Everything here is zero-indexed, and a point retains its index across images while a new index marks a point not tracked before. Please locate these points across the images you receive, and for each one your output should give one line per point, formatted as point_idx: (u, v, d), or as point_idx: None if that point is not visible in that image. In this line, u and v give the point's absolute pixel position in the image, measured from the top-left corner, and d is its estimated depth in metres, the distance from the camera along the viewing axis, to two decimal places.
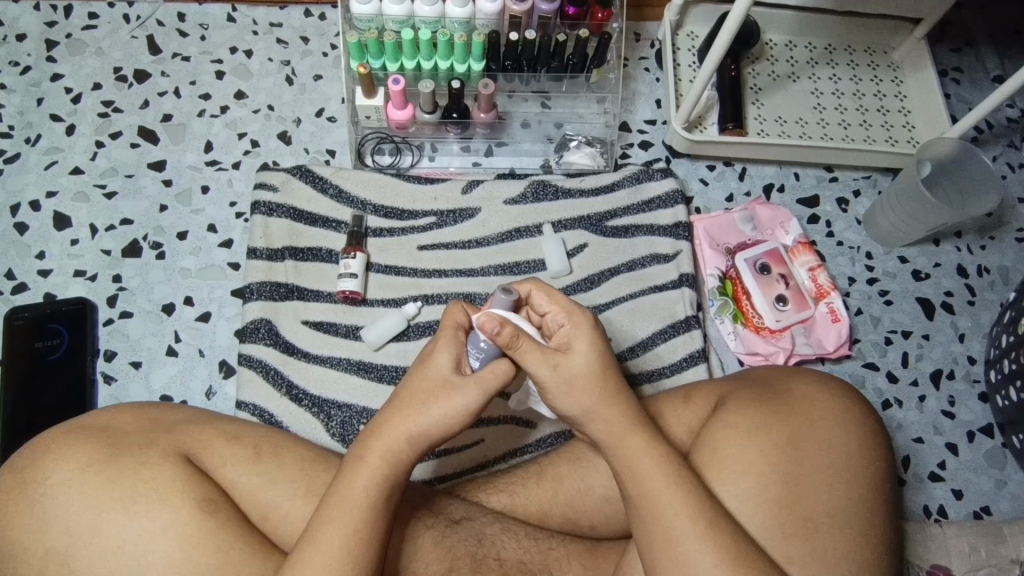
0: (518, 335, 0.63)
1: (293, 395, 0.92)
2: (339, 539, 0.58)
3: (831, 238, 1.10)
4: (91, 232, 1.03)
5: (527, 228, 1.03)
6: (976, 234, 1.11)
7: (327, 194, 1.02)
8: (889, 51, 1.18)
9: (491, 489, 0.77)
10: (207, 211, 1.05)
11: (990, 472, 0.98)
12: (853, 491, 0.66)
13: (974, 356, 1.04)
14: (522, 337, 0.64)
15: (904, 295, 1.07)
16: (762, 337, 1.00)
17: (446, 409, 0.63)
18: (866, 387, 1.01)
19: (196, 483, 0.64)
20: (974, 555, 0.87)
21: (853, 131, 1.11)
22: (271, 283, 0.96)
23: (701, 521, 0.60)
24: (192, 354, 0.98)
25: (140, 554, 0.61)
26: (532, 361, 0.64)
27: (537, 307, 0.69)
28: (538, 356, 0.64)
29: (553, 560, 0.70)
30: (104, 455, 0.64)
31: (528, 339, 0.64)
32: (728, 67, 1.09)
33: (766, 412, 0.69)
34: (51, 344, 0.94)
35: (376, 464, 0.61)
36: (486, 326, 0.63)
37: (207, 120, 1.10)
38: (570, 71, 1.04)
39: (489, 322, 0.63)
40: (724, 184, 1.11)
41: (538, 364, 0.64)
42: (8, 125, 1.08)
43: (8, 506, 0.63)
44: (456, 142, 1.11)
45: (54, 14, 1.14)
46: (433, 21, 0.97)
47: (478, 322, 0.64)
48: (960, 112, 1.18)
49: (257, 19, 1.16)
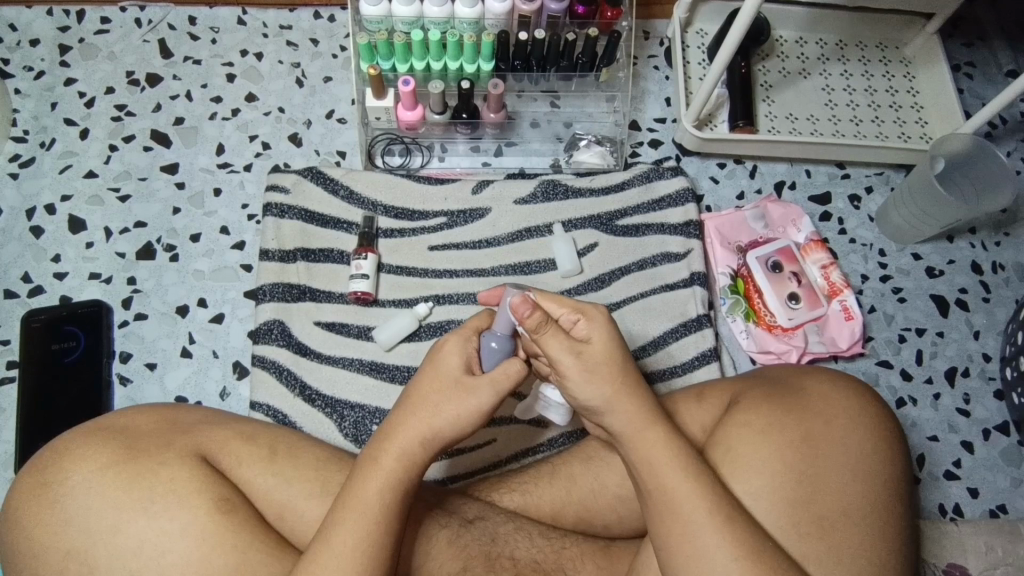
0: (548, 320, 0.65)
1: (306, 395, 0.93)
2: (353, 538, 0.58)
3: (844, 235, 1.09)
4: (105, 235, 1.04)
5: (537, 228, 1.03)
6: (990, 230, 1.10)
7: (337, 195, 1.03)
8: (900, 47, 1.17)
9: (504, 489, 0.78)
10: (220, 213, 1.06)
11: (1006, 471, 0.97)
12: (869, 490, 0.65)
13: (989, 354, 1.03)
14: (550, 324, 0.65)
15: (918, 293, 1.06)
16: (774, 335, 1.00)
17: (457, 407, 0.63)
18: (881, 385, 1.01)
19: (213, 483, 0.65)
20: (991, 554, 0.87)
21: (865, 128, 1.10)
22: (284, 284, 0.97)
23: (719, 515, 0.59)
24: (206, 355, 0.98)
25: (158, 553, 0.62)
26: (556, 345, 0.64)
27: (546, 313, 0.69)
28: (562, 343, 0.64)
29: (567, 559, 0.70)
30: (122, 456, 0.65)
31: (553, 329, 0.65)
32: (739, 64, 1.09)
33: (780, 410, 0.69)
34: (68, 346, 0.95)
35: (388, 464, 0.61)
36: (518, 308, 0.64)
37: (219, 123, 1.11)
38: (579, 70, 1.04)
39: (521, 305, 0.64)
40: (735, 181, 1.11)
41: (562, 348, 0.64)
42: (23, 130, 1.09)
43: (29, 508, 0.63)
44: (465, 143, 1.11)
45: (67, 19, 1.15)
46: (443, 22, 0.98)
47: (511, 303, 0.65)
48: (973, 107, 1.17)
49: (267, 21, 1.17)
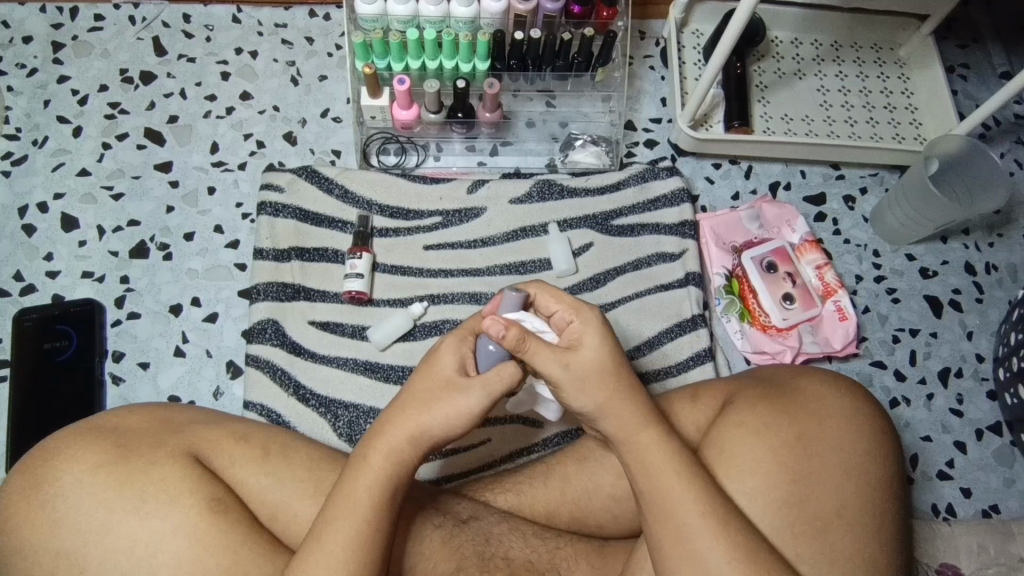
0: (525, 336, 0.63)
1: (300, 394, 0.92)
2: (341, 537, 0.58)
3: (838, 235, 1.09)
4: (98, 234, 1.04)
5: (532, 227, 1.03)
6: (983, 231, 1.11)
7: (332, 194, 1.02)
8: (895, 48, 1.17)
9: (498, 489, 0.78)
10: (214, 212, 1.05)
11: (999, 471, 0.98)
12: (862, 490, 0.65)
13: (982, 354, 1.04)
14: (530, 338, 0.63)
15: (912, 293, 1.07)
16: (768, 335, 1.00)
17: (448, 407, 0.63)
18: (874, 386, 1.01)
19: (205, 484, 0.65)
20: (983, 553, 0.87)
21: (859, 129, 1.11)
22: (277, 283, 0.96)
23: (712, 517, 0.59)
24: (199, 355, 0.98)
25: (150, 554, 0.61)
26: (543, 361, 0.64)
27: (545, 309, 0.69)
28: (548, 356, 0.64)
29: (561, 559, 0.70)
30: (114, 456, 0.65)
31: (534, 339, 0.64)
32: (734, 64, 1.09)
33: (774, 410, 0.69)
34: (61, 345, 0.95)
35: (377, 463, 0.61)
36: (491, 330, 0.62)
37: (213, 121, 1.10)
38: (575, 70, 1.04)
39: (494, 326, 0.62)
40: (730, 182, 1.11)
41: (548, 362, 0.64)
42: (15, 127, 1.08)
43: (19, 508, 0.63)
44: (461, 142, 1.11)
45: (61, 16, 1.14)
46: (438, 21, 0.98)
47: (482, 326, 0.63)
48: (967, 108, 1.18)
49: (262, 19, 1.16)
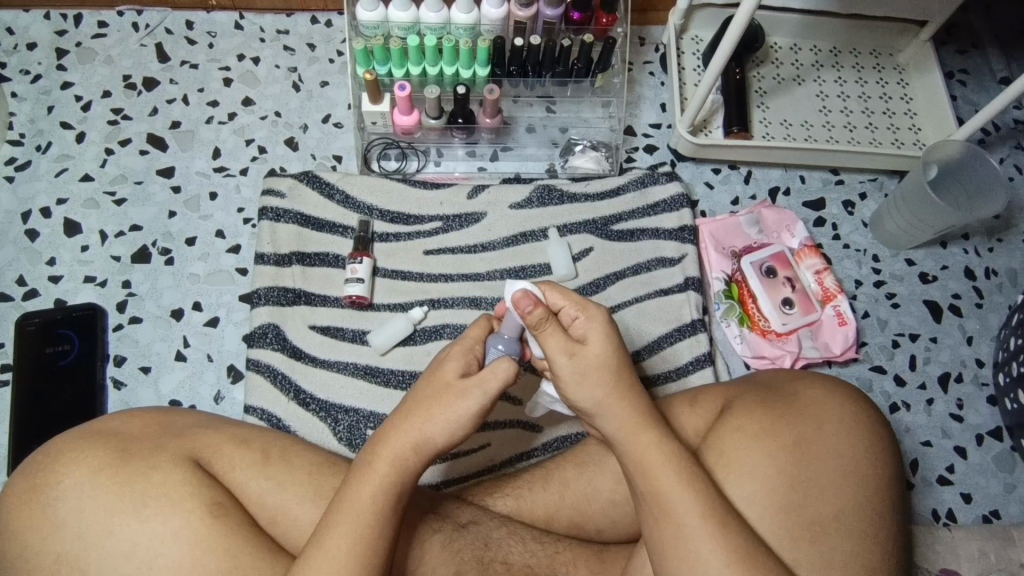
0: (548, 317, 0.65)
1: (300, 398, 0.93)
2: (342, 540, 0.58)
3: (838, 240, 1.10)
4: (101, 238, 1.04)
5: (532, 232, 1.03)
6: (983, 236, 1.11)
7: (333, 199, 1.03)
8: (894, 54, 1.18)
9: (497, 493, 0.78)
10: (216, 217, 1.06)
11: (999, 476, 0.98)
12: (860, 494, 0.65)
13: (982, 359, 1.04)
14: (551, 321, 0.65)
15: (911, 298, 1.07)
16: (768, 340, 1.00)
17: (443, 410, 0.63)
18: (874, 390, 1.01)
19: (206, 488, 0.65)
20: (983, 559, 0.87)
21: (858, 134, 1.11)
22: (279, 288, 0.97)
23: (713, 519, 0.59)
24: (200, 360, 0.98)
25: (150, 557, 0.61)
26: (554, 347, 0.65)
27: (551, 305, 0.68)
28: (560, 342, 0.65)
29: (560, 563, 0.70)
30: (114, 460, 0.65)
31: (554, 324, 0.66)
32: (733, 69, 1.09)
33: (771, 416, 0.69)
34: (62, 350, 0.95)
35: (381, 469, 0.61)
36: (520, 304, 0.64)
37: (216, 127, 1.11)
38: (574, 76, 1.04)
39: (523, 301, 0.64)
40: (730, 187, 1.12)
41: (558, 358, 0.65)
42: (18, 133, 1.09)
43: (19, 512, 0.63)
44: (462, 147, 1.11)
45: (65, 22, 1.15)
46: (438, 27, 0.98)
47: (513, 299, 0.65)
48: (967, 114, 1.18)
49: (264, 26, 1.17)
